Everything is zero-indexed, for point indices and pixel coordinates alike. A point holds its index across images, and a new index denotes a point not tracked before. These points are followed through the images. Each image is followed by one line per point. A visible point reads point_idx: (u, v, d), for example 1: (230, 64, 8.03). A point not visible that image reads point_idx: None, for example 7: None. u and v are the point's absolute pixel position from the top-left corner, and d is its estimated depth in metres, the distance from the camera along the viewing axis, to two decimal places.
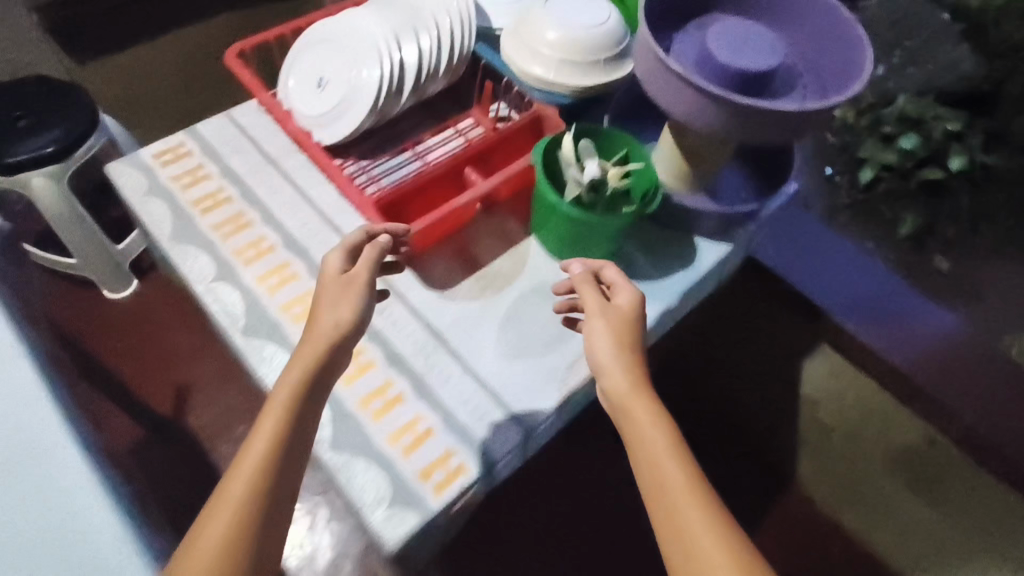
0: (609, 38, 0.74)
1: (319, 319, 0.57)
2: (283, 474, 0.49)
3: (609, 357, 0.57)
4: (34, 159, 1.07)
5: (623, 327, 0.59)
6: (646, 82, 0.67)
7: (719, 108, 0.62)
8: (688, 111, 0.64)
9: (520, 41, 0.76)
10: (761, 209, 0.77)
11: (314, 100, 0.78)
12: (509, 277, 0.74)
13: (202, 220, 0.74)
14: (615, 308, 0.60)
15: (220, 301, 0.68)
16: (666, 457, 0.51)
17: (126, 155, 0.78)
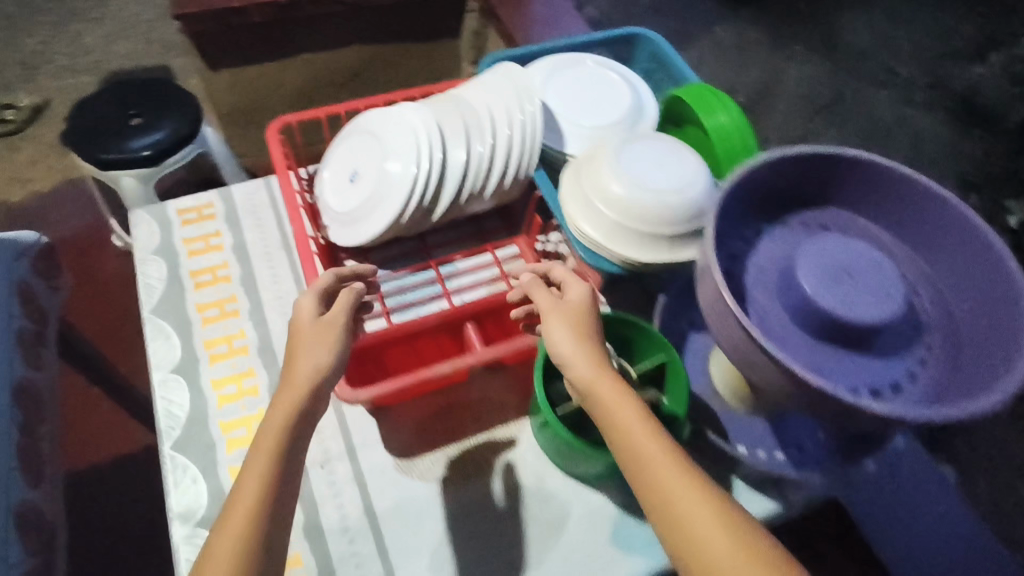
0: (680, 210, 0.59)
1: (296, 362, 0.51)
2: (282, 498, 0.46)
3: (575, 350, 0.49)
4: (126, 159, 1.10)
5: (583, 314, 0.52)
6: (703, 301, 0.52)
7: (778, 367, 0.46)
8: (744, 356, 0.48)
9: (577, 184, 0.64)
10: (829, 474, 0.58)
11: (344, 195, 0.71)
12: (481, 466, 0.60)
13: (191, 294, 0.69)
14: (570, 306, 0.52)
15: (167, 399, 0.62)
16: (645, 439, 0.45)
17: (153, 203, 0.75)
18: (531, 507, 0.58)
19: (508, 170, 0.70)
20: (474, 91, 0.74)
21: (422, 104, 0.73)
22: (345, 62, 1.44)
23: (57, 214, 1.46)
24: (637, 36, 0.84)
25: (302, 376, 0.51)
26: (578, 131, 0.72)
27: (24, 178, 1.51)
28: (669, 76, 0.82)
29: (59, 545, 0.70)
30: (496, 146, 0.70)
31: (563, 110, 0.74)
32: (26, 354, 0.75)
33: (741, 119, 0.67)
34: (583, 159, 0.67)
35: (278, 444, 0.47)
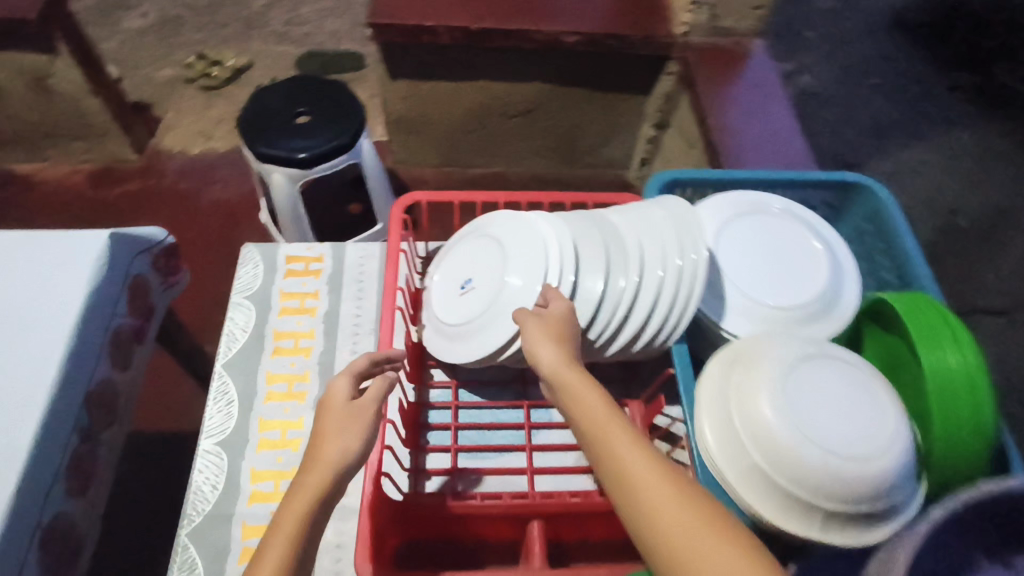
0: (851, 484, 0.44)
1: (324, 446, 0.44)
2: None
3: (546, 348, 0.49)
4: (281, 157, 1.11)
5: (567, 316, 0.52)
6: None
7: None
8: None
9: (722, 390, 0.50)
10: None
11: (455, 302, 0.62)
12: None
13: (266, 360, 0.64)
14: (551, 314, 0.52)
15: (204, 475, 0.57)
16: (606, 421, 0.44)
17: (267, 242, 0.71)
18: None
19: (647, 324, 0.58)
20: (629, 214, 0.62)
21: (565, 217, 0.63)
22: (523, 96, 1.36)
23: (224, 176, 1.53)
24: (857, 185, 0.67)
25: (330, 457, 0.43)
26: (747, 301, 0.57)
27: (207, 133, 1.61)
28: (888, 250, 0.64)
29: (81, 560, 0.68)
30: (641, 291, 0.58)
31: (734, 269, 0.59)
32: (117, 353, 0.75)
33: (979, 370, 0.48)
34: (737, 347, 0.53)
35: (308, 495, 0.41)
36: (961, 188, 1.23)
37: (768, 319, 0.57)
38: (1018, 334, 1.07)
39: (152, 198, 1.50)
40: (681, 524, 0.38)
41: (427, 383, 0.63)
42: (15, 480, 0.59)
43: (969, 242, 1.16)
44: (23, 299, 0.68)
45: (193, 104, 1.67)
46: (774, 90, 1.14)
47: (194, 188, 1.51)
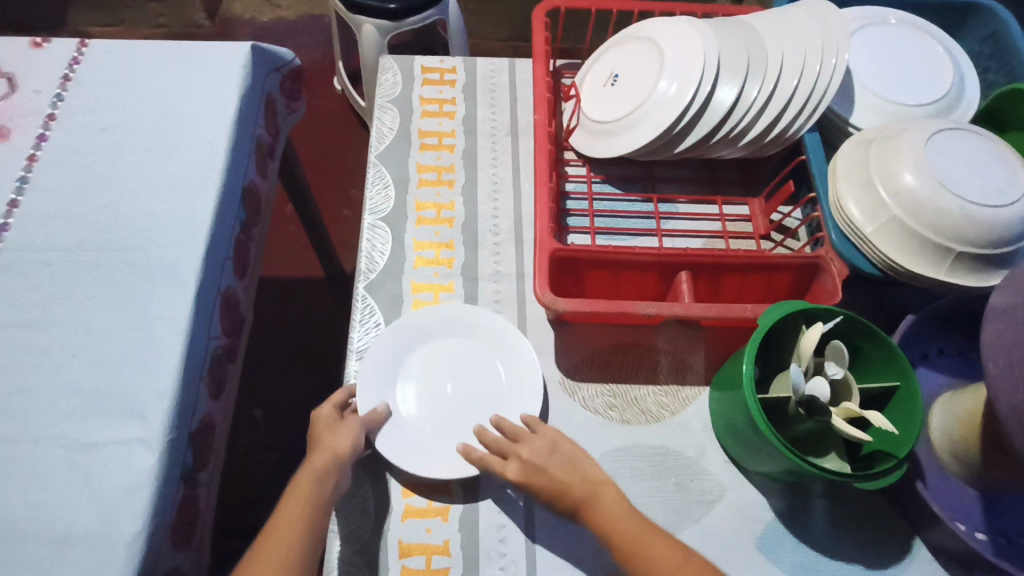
0: (984, 228, 0.50)
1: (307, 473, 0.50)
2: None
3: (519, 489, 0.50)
4: (375, 8, 1.14)
5: (522, 469, 0.49)
6: (995, 321, 0.44)
7: None
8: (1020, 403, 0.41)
9: (858, 165, 0.55)
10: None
11: (472, 397, 0.55)
12: (653, 422, 0.56)
13: (413, 154, 0.69)
14: (532, 474, 0.49)
15: (373, 241, 0.64)
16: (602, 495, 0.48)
17: (402, 54, 0.76)
18: (687, 479, 0.54)
19: (778, 122, 0.62)
20: (765, 26, 0.66)
21: (703, 23, 0.66)
22: None
23: (296, 44, 1.55)
24: (977, 8, 0.70)
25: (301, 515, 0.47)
26: (878, 98, 0.62)
27: (275, 2, 1.61)
28: (1003, 62, 0.68)
29: (242, 337, 0.75)
30: (774, 94, 0.62)
31: (866, 71, 0.63)
32: (258, 162, 0.81)
33: None
34: (872, 134, 0.58)
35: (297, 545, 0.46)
36: None
37: (895, 113, 0.61)
38: None
39: None
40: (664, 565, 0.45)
41: (563, 176, 0.69)
42: (202, 241, 0.66)
43: None
44: (185, 95, 0.73)
45: None
46: None
47: None
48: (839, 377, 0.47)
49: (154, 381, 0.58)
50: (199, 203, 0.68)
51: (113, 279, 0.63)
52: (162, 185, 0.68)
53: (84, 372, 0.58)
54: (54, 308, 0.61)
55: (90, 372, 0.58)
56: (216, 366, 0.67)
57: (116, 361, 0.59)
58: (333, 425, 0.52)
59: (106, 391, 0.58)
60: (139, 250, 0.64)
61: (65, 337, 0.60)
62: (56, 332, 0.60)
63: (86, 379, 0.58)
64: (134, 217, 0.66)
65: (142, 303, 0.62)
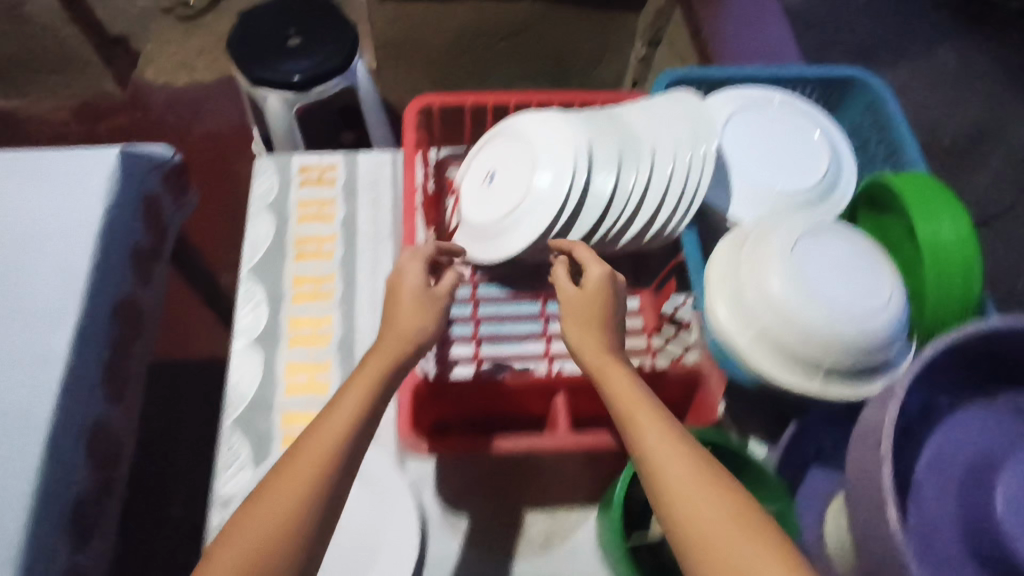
0: (854, 342, 0.48)
1: (393, 327, 0.49)
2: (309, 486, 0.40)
3: (581, 335, 0.51)
4: (276, 81, 1.10)
5: (602, 275, 0.53)
6: (852, 456, 0.43)
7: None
8: (874, 548, 0.40)
9: (734, 268, 0.54)
10: None
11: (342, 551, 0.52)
12: (536, 551, 0.55)
13: (289, 264, 0.66)
14: (587, 290, 0.52)
15: (242, 370, 0.60)
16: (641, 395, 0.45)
17: (280, 152, 0.72)
18: None
19: (657, 219, 0.60)
20: (641, 111, 0.64)
21: (578, 114, 0.64)
22: (513, 16, 1.35)
23: (211, 108, 1.51)
24: (852, 83, 0.70)
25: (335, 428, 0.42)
26: (753, 188, 0.61)
27: (189, 66, 1.57)
28: (881, 138, 0.68)
29: (123, 462, 0.72)
30: (650, 189, 0.60)
31: (742, 159, 0.62)
32: (139, 270, 0.76)
33: (970, 237, 0.52)
34: (746, 230, 0.56)
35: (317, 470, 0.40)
36: (938, 103, 1.27)
37: (771, 203, 0.60)
38: (988, 240, 1.15)
39: (142, 131, 1.48)
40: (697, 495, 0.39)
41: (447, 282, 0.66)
42: (60, 376, 0.61)
43: (944, 151, 1.22)
44: (49, 211, 0.69)
45: (172, 34, 1.63)
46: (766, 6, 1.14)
47: (181, 118, 1.49)
48: None
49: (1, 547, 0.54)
50: (59, 334, 0.63)
51: None
52: (19, 316, 0.63)
53: None
54: None
55: None
56: (86, 506, 0.63)
57: None
58: (414, 293, 0.51)
59: None
60: None
61: None
62: None
63: None
64: None
65: None
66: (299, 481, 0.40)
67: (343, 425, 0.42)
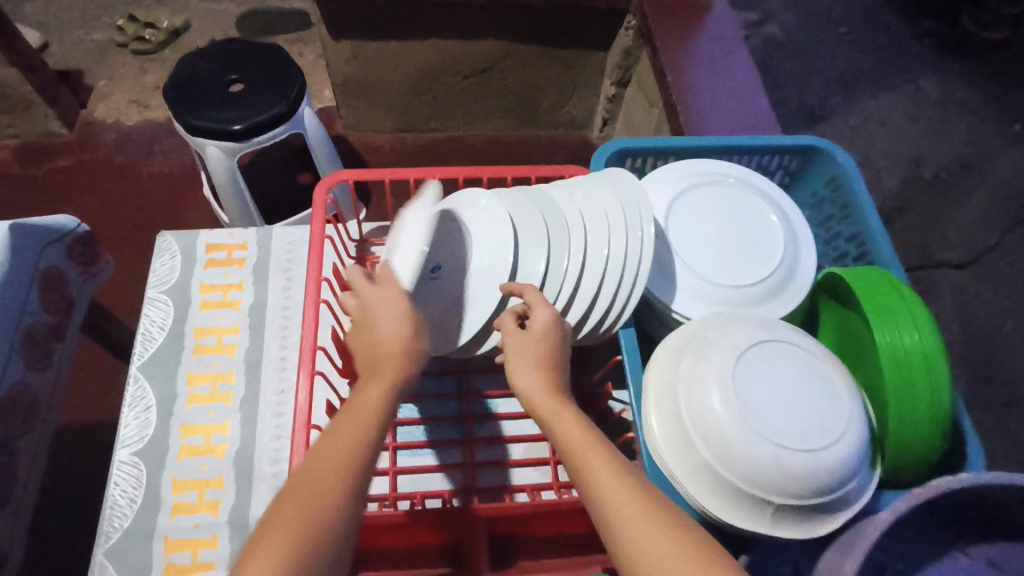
0: (807, 476, 0.42)
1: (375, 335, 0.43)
2: (334, 490, 0.36)
3: (526, 373, 0.46)
4: (214, 130, 1.04)
5: (549, 315, 0.48)
6: None
7: None
8: None
9: (674, 379, 0.47)
10: None
11: None
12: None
13: (186, 360, 0.59)
14: (531, 332, 0.47)
15: (121, 488, 0.52)
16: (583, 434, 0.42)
17: (184, 229, 0.66)
18: None
19: (592, 311, 0.54)
20: (573, 191, 0.58)
21: (505, 193, 0.58)
22: (475, 52, 1.30)
23: (164, 147, 1.45)
24: (815, 149, 0.64)
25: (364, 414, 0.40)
26: (698, 280, 0.54)
27: (142, 102, 1.51)
28: (847, 213, 0.62)
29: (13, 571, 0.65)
30: (584, 278, 0.54)
31: (688, 245, 0.56)
32: (32, 356, 0.69)
33: (936, 346, 0.46)
34: (686, 332, 0.50)
35: (352, 456, 0.38)
36: (921, 139, 1.22)
37: (720, 296, 0.54)
38: (973, 285, 1.10)
39: (87, 174, 1.41)
40: (649, 533, 0.37)
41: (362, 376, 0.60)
42: None
43: (929, 190, 1.17)
44: None
45: (127, 71, 1.58)
46: (734, 47, 1.09)
47: (131, 161, 1.42)
48: None
49: None
50: None
51: None
52: None
53: None
54: None
55: None
56: None
57: None
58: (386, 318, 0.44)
59: None
60: None
61: None
62: None
63: None
64: None
65: None
66: (329, 467, 0.37)
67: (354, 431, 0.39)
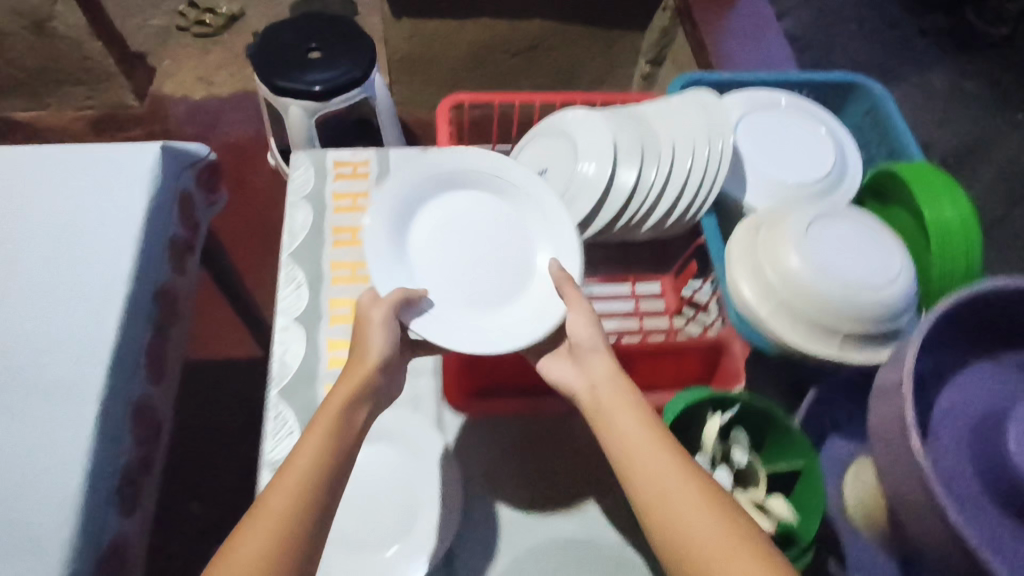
0: (868, 310, 0.52)
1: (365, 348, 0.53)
2: (313, 487, 0.44)
3: (579, 332, 0.54)
4: (299, 90, 1.15)
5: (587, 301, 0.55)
6: (880, 402, 0.46)
7: (931, 503, 0.40)
8: (896, 476, 0.43)
9: (751, 249, 0.57)
10: None
11: (386, 512, 0.56)
12: (577, 547, 0.58)
13: (326, 250, 0.69)
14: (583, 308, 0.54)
15: (287, 346, 0.63)
16: (610, 399, 0.49)
17: (314, 148, 0.76)
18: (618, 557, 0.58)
19: (677, 203, 0.65)
20: (657, 109, 0.69)
21: (600, 111, 0.69)
22: (524, 32, 1.42)
23: (229, 120, 1.55)
24: (857, 85, 0.75)
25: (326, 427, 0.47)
26: (764, 178, 0.65)
27: (207, 80, 1.63)
28: (884, 137, 0.73)
29: (161, 442, 0.74)
30: (671, 176, 0.64)
31: (755, 151, 0.67)
32: (174, 260, 0.79)
33: (972, 216, 0.56)
34: (759, 216, 0.61)
35: (316, 460, 0.45)
36: (930, 115, 1.34)
37: (784, 190, 0.65)
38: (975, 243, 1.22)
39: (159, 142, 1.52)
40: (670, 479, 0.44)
41: None
42: (110, 357, 0.64)
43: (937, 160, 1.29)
44: (95, 201, 0.72)
45: (191, 52, 1.69)
46: (766, 24, 1.21)
47: (200, 131, 1.54)
48: (745, 464, 0.50)
49: (55, 518, 0.57)
50: (108, 318, 0.66)
51: (18, 410, 0.60)
52: (67, 299, 0.66)
53: None
54: None
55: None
56: (129, 480, 0.67)
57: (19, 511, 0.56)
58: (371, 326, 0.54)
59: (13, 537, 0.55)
60: (47, 377, 0.62)
61: None
62: None
63: None
64: (37, 339, 0.64)
65: (46, 434, 0.60)
66: (302, 471, 0.44)
67: (325, 437, 0.46)
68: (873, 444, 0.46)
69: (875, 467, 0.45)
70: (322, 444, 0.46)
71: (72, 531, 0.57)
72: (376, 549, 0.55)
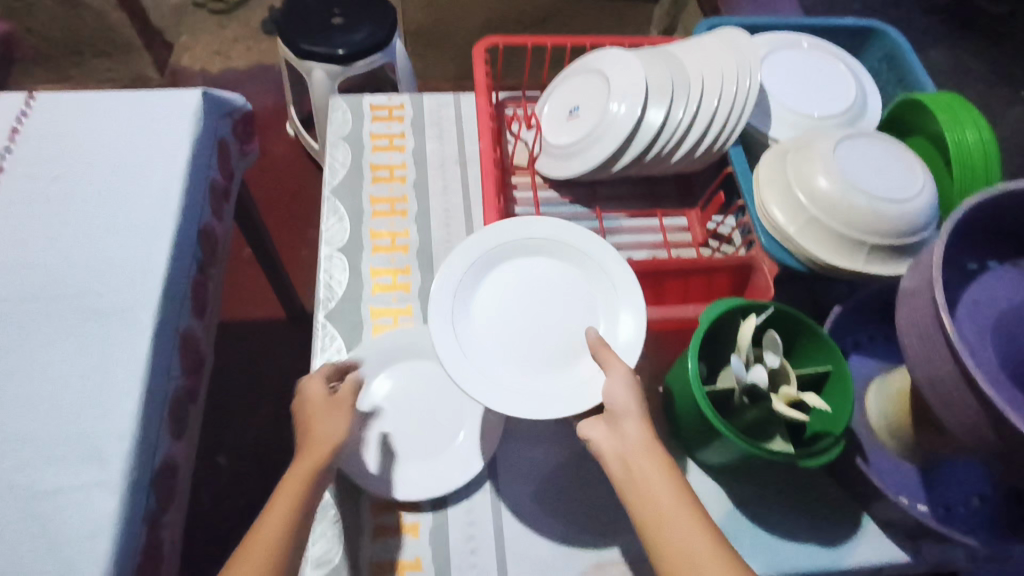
0: (892, 224, 0.55)
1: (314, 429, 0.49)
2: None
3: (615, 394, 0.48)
4: (323, 53, 1.18)
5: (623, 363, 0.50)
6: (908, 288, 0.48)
7: (953, 365, 0.42)
8: (922, 350, 0.45)
9: (781, 173, 0.60)
10: (954, 526, 0.54)
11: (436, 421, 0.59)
12: (594, 533, 0.56)
13: (366, 186, 0.72)
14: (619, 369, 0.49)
15: (331, 272, 0.66)
16: (643, 463, 0.44)
17: (350, 93, 0.79)
18: None
19: (705, 138, 0.66)
20: (684, 51, 0.71)
21: (630, 51, 0.72)
22: (537, 6, 1.44)
23: (247, 92, 1.58)
24: (875, 30, 0.78)
25: (280, 515, 0.44)
26: (788, 111, 0.68)
27: (225, 54, 1.65)
28: (900, 80, 0.76)
29: (203, 375, 0.77)
30: (700, 113, 0.66)
31: (779, 88, 0.70)
32: (214, 204, 0.82)
33: (992, 141, 0.59)
34: (787, 144, 0.63)
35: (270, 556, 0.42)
36: None
37: (807, 123, 0.67)
38: None
39: None
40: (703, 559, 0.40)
41: (511, 201, 0.74)
42: (162, 284, 0.67)
43: None
44: (143, 142, 0.75)
45: (207, 26, 1.72)
46: None
47: None
48: (777, 365, 0.52)
49: (116, 429, 0.59)
50: (159, 249, 0.68)
51: (77, 331, 0.63)
52: (120, 231, 0.69)
53: (46, 436, 0.58)
54: (12, 374, 0.60)
55: (55, 433, 0.58)
56: (177, 406, 0.69)
57: (80, 422, 0.59)
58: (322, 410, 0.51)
59: (75, 446, 0.58)
60: (105, 302, 0.65)
61: (27, 400, 0.59)
62: (19, 396, 0.60)
63: (47, 444, 0.58)
64: (93, 267, 0.66)
65: (104, 353, 0.62)
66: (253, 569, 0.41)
67: (277, 528, 0.43)
68: (900, 330, 0.48)
69: (903, 351, 0.48)
70: (277, 534, 0.43)
71: (132, 442, 0.59)
72: (424, 455, 0.57)
